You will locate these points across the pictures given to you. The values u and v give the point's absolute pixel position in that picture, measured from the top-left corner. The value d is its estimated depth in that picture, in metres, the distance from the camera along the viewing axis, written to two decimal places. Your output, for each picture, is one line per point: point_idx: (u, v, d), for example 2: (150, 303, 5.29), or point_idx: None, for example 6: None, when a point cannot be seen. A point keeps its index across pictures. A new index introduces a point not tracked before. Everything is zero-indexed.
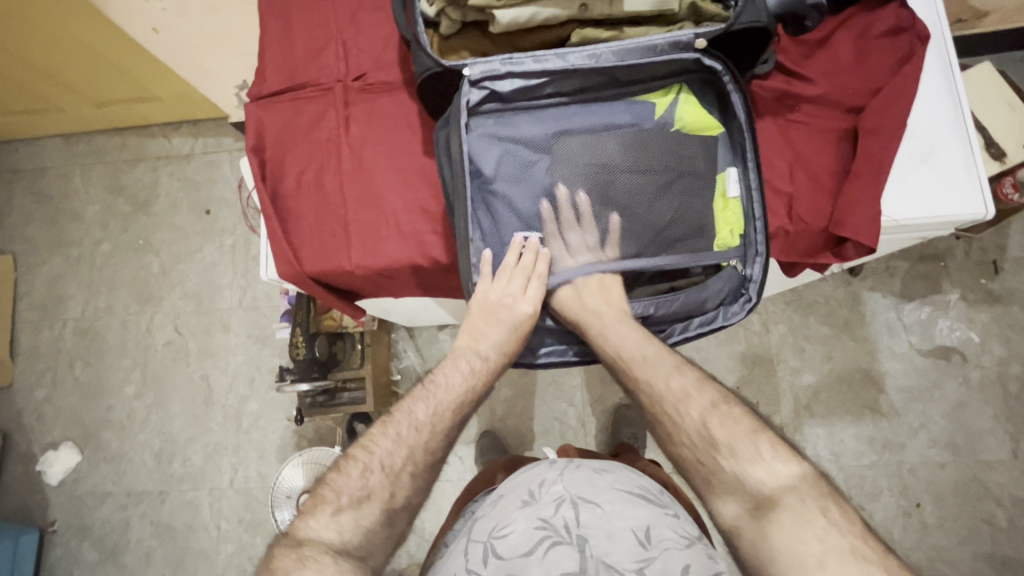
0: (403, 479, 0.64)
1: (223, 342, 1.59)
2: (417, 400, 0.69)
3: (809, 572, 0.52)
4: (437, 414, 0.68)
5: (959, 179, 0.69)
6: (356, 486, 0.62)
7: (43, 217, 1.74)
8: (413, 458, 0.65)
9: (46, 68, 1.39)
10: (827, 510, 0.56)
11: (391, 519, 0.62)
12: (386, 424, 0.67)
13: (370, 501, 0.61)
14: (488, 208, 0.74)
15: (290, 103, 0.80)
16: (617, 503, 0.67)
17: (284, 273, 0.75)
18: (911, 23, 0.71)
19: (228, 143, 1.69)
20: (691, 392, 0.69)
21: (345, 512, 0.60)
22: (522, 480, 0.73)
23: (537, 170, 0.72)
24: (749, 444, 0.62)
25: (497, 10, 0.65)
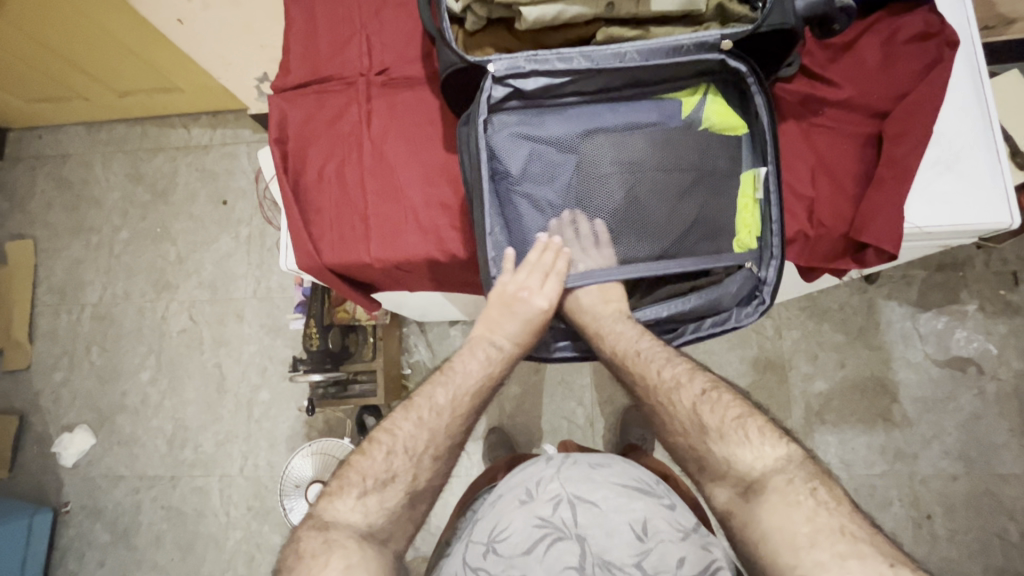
0: (424, 461, 0.68)
1: (236, 331, 1.61)
2: (436, 385, 0.73)
3: (797, 551, 0.54)
4: (456, 399, 0.72)
5: (984, 188, 0.68)
6: (381, 469, 0.66)
7: (64, 204, 1.77)
8: (434, 442, 0.69)
9: (70, 57, 1.41)
10: (816, 490, 0.58)
11: (415, 501, 0.67)
12: (408, 408, 0.70)
13: (394, 483, 0.66)
14: (508, 204, 0.75)
15: (313, 96, 0.80)
16: (613, 498, 0.67)
17: (303, 264, 0.76)
18: (941, 28, 0.70)
19: (246, 135, 1.71)
20: (680, 382, 0.70)
21: (371, 494, 0.65)
22: (516, 478, 0.72)
23: (563, 171, 0.73)
24: (737, 428, 0.64)
25: (524, 7, 0.65)
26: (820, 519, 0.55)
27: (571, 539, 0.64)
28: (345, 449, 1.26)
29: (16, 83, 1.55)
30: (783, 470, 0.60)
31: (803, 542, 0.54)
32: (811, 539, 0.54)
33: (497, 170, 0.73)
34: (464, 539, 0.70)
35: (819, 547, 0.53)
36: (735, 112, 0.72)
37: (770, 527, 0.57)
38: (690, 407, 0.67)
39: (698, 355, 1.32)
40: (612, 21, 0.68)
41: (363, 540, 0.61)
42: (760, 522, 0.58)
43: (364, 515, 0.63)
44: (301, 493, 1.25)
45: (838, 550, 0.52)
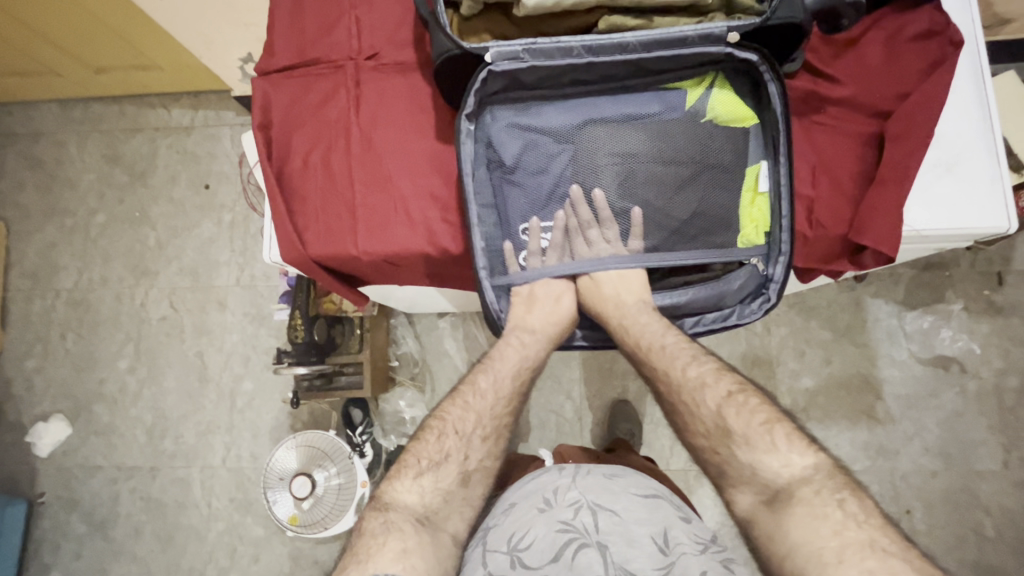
0: (476, 443, 0.71)
1: (218, 319, 1.57)
2: (480, 373, 0.76)
3: (826, 565, 0.53)
4: (498, 384, 0.75)
5: (983, 190, 0.68)
6: (434, 450, 0.69)
7: (37, 184, 1.70)
8: (482, 425, 0.72)
9: (42, 29, 1.34)
10: (845, 502, 0.57)
11: (467, 480, 0.69)
12: (456, 396, 0.73)
13: (448, 463, 0.69)
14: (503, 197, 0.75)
15: (299, 79, 0.77)
16: (635, 508, 0.68)
17: (287, 256, 0.73)
18: (944, 27, 0.69)
19: (229, 118, 1.65)
20: (706, 383, 0.70)
21: (425, 475, 0.67)
22: (531, 487, 0.73)
23: (558, 162, 0.72)
24: (764, 435, 0.64)
25: None
26: (848, 533, 0.54)
27: (594, 545, 0.63)
28: (330, 441, 1.23)
29: None
30: (809, 480, 0.60)
31: (831, 557, 0.53)
32: (840, 554, 0.53)
33: (491, 162, 0.73)
34: (479, 547, 0.68)
35: (847, 562, 0.52)
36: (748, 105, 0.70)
37: (797, 539, 0.56)
38: (712, 410, 0.68)
39: None
40: (615, 8, 0.65)
41: (418, 525, 0.63)
42: (785, 534, 0.57)
43: (421, 492, 0.66)
44: (284, 485, 1.23)
45: (868, 565, 0.51)
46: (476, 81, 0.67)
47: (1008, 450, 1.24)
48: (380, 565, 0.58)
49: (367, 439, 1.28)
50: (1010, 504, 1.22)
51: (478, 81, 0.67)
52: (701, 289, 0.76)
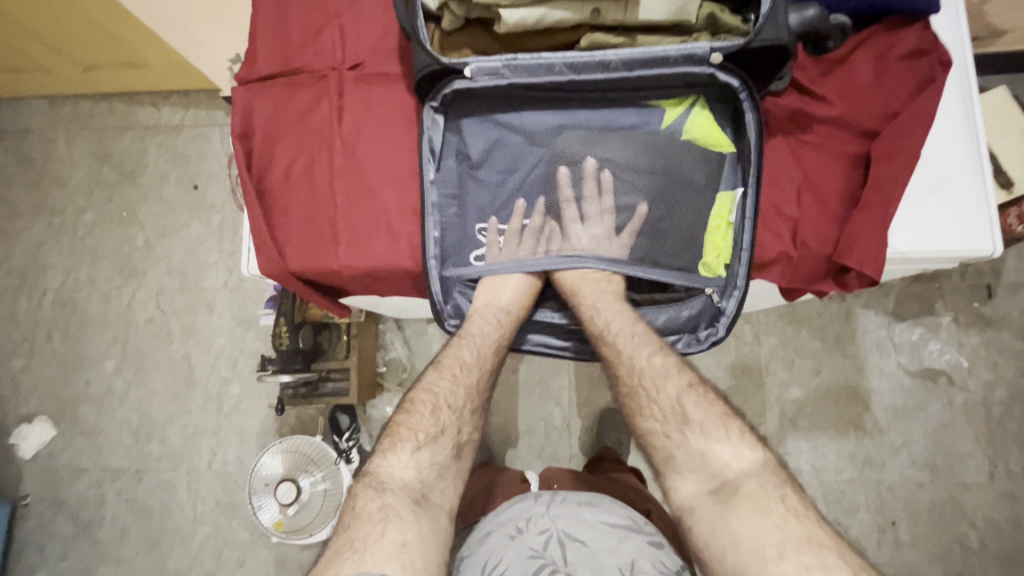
0: (466, 415, 0.71)
1: (207, 321, 1.55)
2: (461, 346, 0.74)
3: (766, 560, 0.54)
4: (481, 355, 0.73)
5: (969, 214, 0.67)
6: (429, 423, 0.67)
7: (24, 181, 1.69)
8: (471, 398, 0.71)
9: (30, 26, 1.33)
10: (785, 497, 0.59)
11: (459, 451, 0.69)
12: (440, 368, 0.72)
13: (443, 437, 0.68)
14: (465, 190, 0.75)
15: (282, 89, 0.76)
16: (605, 539, 0.68)
17: (266, 270, 0.72)
18: (933, 47, 0.68)
19: (220, 117, 1.64)
20: (668, 373, 0.69)
21: (422, 449, 0.66)
22: (507, 513, 0.72)
23: (529, 162, 0.73)
24: (719, 425, 0.64)
25: (503, 10, 0.62)
26: (788, 528, 0.56)
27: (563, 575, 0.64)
28: (316, 446, 1.23)
29: None
30: (756, 473, 0.61)
31: (772, 554, 0.54)
32: (780, 549, 0.54)
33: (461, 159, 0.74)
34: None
35: (786, 558, 0.54)
36: (730, 135, 0.70)
37: (742, 533, 0.57)
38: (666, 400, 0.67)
39: None
40: (597, 26, 0.64)
41: (417, 511, 0.61)
42: (728, 526, 0.58)
43: (414, 470, 0.65)
44: (269, 491, 1.21)
45: (803, 561, 0.53)
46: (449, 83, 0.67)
47: (994, 462, 1.24)
48: (376, 560, 0.55)
49: (353, 445, 1.28)
50: (995, 516, 1.23)
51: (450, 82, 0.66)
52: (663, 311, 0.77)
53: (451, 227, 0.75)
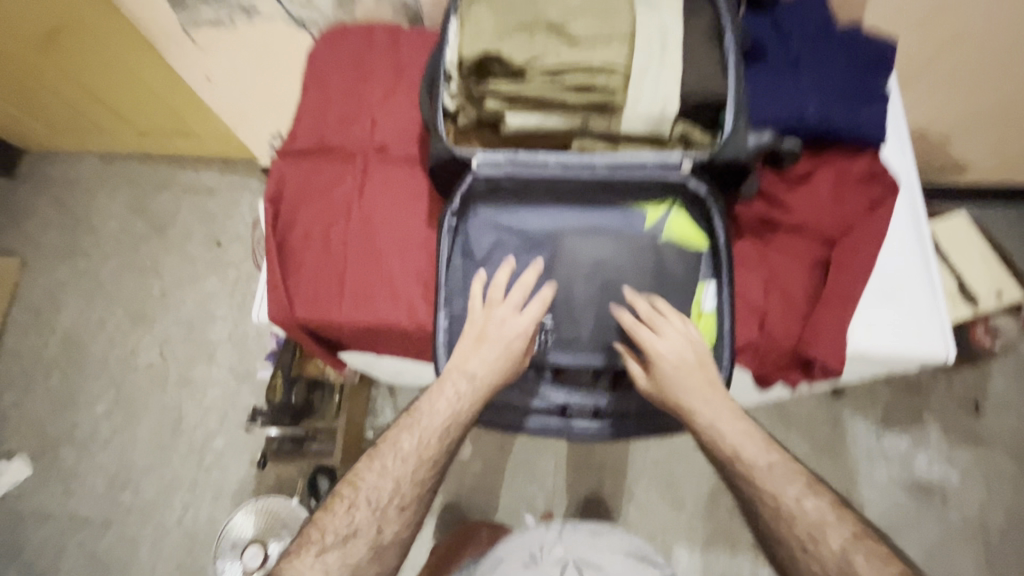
0: (390, 514, 0.64)
1: (204, 373, 1.58)
2: (402, 430, 0.67)
3: None
4: (423, 444, 0.66)
5: (922, 319, 0.72)
6: (343, 523, 0.63)
7: (61, 227, 1.82)
8: (400, 493, 0.65)
9: (103, 94, 1.54)
10: None
11: (380, 554, 0.64)
12: (371, 458, 0.66)
13: (355, 539, 0.63)
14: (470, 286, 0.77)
15: (313, 161, 0.85)
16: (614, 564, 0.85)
17: (275, 316, 0.78)
18: (883, 172, 0.76)
19: (252, 184, 1.79)
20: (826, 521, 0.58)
21: (330, 550, 0.62)
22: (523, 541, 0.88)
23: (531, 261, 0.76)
24: None
25: (506, 115, 0.65)
26: None
27: None
28: (291, 510, 1.20)
29: (45, 110, 1.66)
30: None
31: None
32: None
33: (463, 254, 0.76)
34: None
35: None
36: (700, 223, 0.73)
37: None
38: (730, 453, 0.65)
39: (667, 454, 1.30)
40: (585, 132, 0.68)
41: None
42: None
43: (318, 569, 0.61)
44: (236, 554, 1.18)
45: None
46: (461, 182, 0.72)
47: None
48: None
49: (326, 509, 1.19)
50: None
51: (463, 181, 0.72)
52: None
53: (456, 317, 0.76)
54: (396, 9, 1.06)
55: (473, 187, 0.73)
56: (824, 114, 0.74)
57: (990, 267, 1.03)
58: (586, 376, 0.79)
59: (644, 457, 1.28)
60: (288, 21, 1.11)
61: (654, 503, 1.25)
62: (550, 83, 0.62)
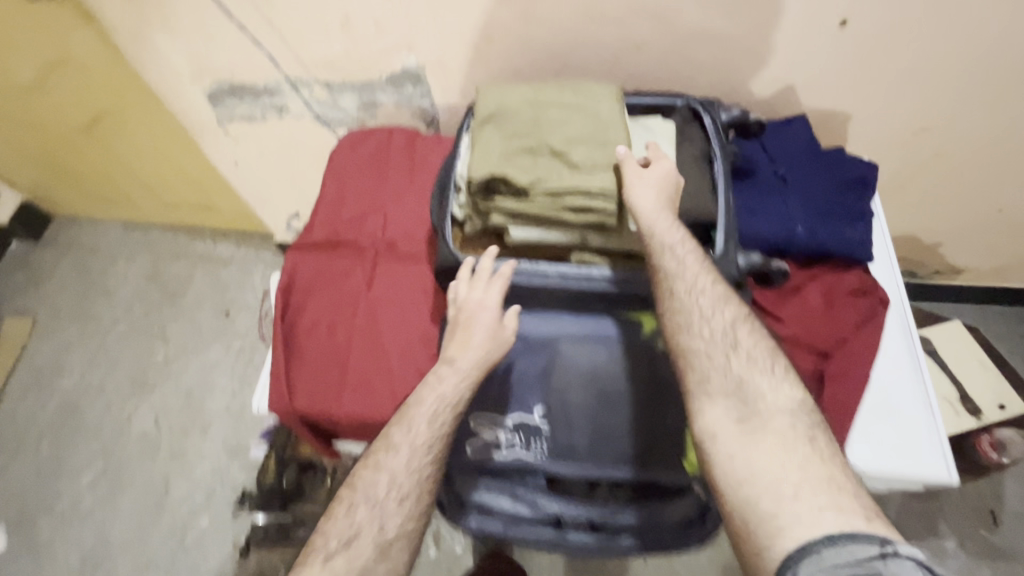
0: (391, 509, 0.65)
1: (197, 444, 1.56)
2: (395, 425, 0.67)
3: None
4: (417, 438, 0.66)
5: (921, 439, 0.72)
6: (345, 526, 0.64)
7: (77, 290, 1.87)
8: (397, 486, 0.65)
9: (135, 169, 1.64)
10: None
11: (386, 551, 0.64)
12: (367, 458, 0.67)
13: (359, 541, 0.63)
14: None
15: (324, 253, 0.88)
16: None
17: (275, 407, 0.79)
18: (871, 288, 0.79)
19: (266, 256, 1.85)
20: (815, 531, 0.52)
21: (336, 556, 0.63)
22: None
23: (527, 364, 0.71)
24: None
25: (510, 228, 0.69)
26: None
27: None
28: None
29: (80, 181, 1.76)
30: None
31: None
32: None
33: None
34: None
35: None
36: None
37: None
38: (731, 367, 0.63)
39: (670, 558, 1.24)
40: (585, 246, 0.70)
41: None
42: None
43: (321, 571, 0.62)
44: None
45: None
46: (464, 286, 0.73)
47: None
48: None
49: None
50: None
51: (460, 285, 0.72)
52: (652, 511, 0.74)
53: None
54: (414, 114, 1.15)
55: None
56: (813, 232, 0.79)
57: (990, 376, 1.03)
58: (579, 489, 0.76)
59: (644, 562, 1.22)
60: (314, 119, 1.20)
61: None
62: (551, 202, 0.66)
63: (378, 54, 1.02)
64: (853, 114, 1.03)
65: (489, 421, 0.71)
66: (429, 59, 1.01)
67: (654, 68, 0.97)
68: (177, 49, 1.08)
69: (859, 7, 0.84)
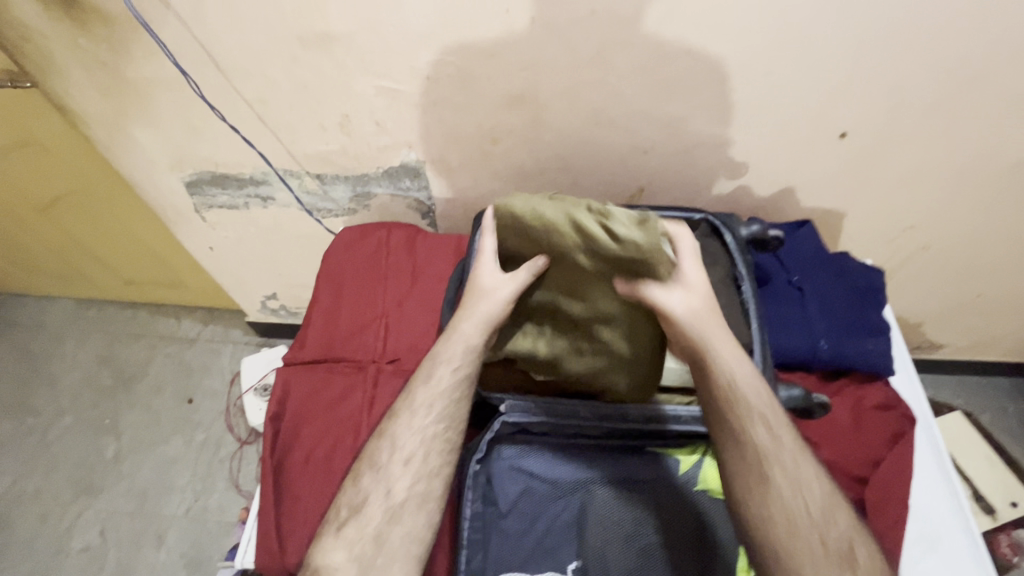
0: (398, 472, 0.65)
1: (149, 559, 1.38)
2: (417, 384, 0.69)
3: None
4: (445, 391, 0.68)
5: (970, 575, 0.67)
6: (356, 498, 0.65)
7: (16, 377, 1.68)
8: (412, 444, 0.66)
9: (94, 247, 1.52)
10: None
11: (398, 516, 0.63)
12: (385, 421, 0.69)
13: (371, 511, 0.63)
14: (487, 543, 0.66)
15: (319, 373, 0.81)
16: None
17: (265, 566, 0.69)
18: (896, 402, 0.77)
19: (235, 335, 1.72)
20: None
21: (349, 527, 0.63)
22: None
23: (560, 513, 0.67)
24: None
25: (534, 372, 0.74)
26: None
27: None
28: None
29: (29, 258, 1.62)
30: None
31: None
32: None
33: (483, 503, 0.67)
34: None
35: None
36: None
37: None
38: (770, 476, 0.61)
39: None
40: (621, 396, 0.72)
41: None
42: None
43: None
44: None
45: None
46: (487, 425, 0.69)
47: None
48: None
49: None
50: None
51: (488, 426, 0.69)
52: None
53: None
54: (410, 206, 1.11)
55: (499, 430, 0.69)
56: (836, 347, 0.77)
57: (998, 471, 1.03)
58: None
59: None
60: (302, 209, 1.14)
61: None
62: (568, 344, 0.72)
63: (377, 151, 0.98)
64: (848, 213, 1.05)
65: None
66: (430, 157, 0.98)
67: (658, 169, 0.97)
68: (156, 140, 1.01)
69: (858, 122, 0.87)
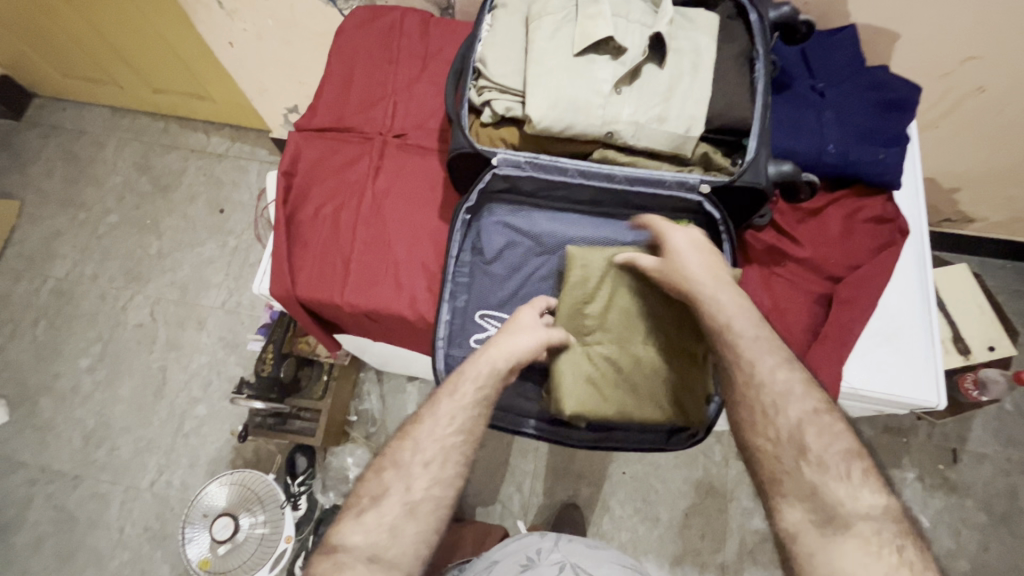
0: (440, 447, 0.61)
1: (192, 338, 1.57)
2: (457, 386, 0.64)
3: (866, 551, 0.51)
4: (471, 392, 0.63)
5: (919, 363, 0.74)
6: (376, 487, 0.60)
7: (64, 174, 1.80)
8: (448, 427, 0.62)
9: (117, 46, 1.52)
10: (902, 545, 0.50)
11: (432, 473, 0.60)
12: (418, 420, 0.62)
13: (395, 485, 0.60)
14: (471, 286, 0.74)
15: (330, 141, 0.85)
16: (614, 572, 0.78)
17: (276, 291, 0.78)
18: (895, 216, 0.77)
19: (261, 154, 1.77)
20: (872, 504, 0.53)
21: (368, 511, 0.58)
22: (513, 548, 0.84)
23: (534, 264, 0.72)
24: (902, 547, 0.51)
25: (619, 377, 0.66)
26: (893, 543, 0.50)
27: None
28: (268, 485, 1.21)
29: (60, 56, 1.64)
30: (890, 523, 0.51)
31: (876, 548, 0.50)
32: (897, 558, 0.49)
33: (475, 254, 0.74)
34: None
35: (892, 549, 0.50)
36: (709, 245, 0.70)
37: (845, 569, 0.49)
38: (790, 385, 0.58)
39: (643, 465, 1.29)
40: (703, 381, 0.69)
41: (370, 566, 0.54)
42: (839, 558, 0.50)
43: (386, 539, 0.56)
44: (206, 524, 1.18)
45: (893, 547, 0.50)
46: (480, 178, 0.70)
47: None
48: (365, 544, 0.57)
49: (304, 491, 1.26)
50: None
51: (481, 178, 0.70)
52: None
53: (457, 317, 0.74)
54: None
55: (490, 185, 0.71)
56: (844, 152, 0.75)
57: (987, 319, 1.04)
58: None
59: (622, 471, 1.28)
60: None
61: (627, 519, 1.25)
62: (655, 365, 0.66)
63: None
64: (901, 36, 0.95)
65: (497, 318, 0.73)
66: None
67: None
68: None
69: None
